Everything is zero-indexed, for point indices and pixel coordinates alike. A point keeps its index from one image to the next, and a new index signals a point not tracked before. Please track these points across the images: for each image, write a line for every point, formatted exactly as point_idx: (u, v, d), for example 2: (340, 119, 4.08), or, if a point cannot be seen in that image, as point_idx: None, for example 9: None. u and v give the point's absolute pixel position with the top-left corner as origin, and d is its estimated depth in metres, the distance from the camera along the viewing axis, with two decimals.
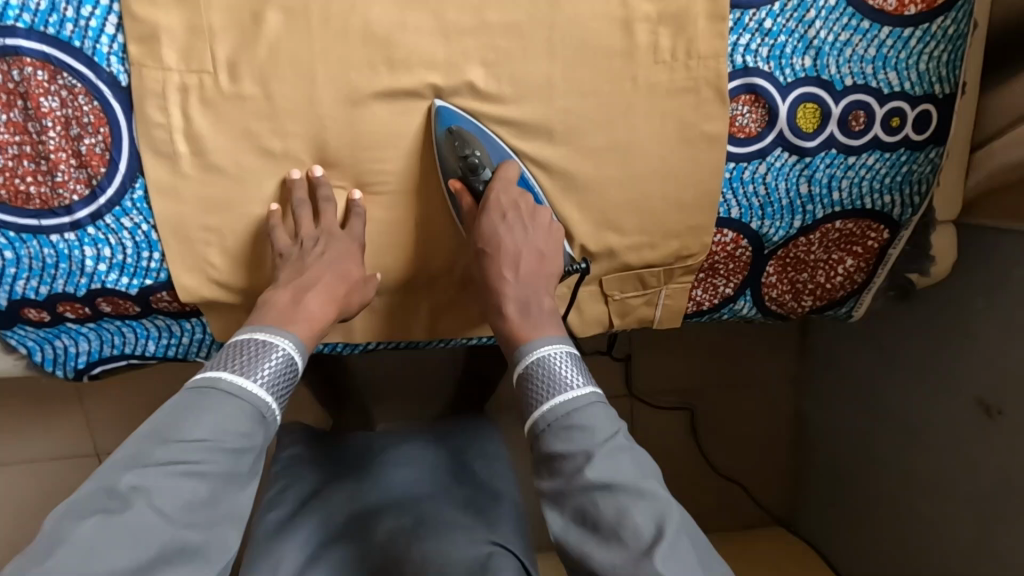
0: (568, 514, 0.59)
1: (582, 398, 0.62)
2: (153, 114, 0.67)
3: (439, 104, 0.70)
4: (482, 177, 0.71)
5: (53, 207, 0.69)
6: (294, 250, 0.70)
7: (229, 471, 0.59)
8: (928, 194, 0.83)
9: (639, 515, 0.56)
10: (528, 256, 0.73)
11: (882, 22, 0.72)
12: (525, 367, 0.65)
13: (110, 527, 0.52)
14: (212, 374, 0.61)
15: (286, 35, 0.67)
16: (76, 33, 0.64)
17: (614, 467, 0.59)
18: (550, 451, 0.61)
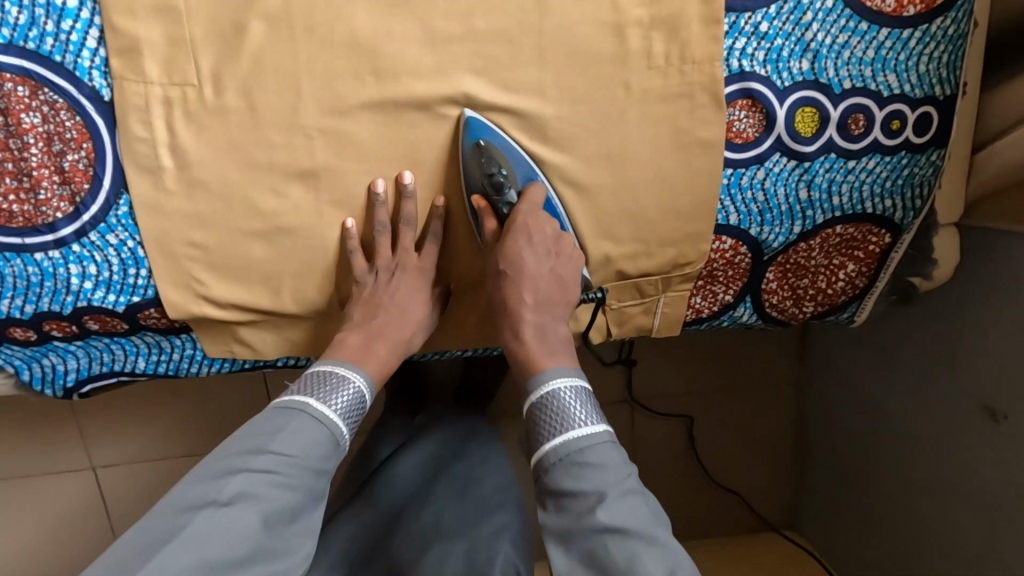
0: (574, 554, 0.61)
1: (595, 435, 0.64)
2: (136, 129, 0.65)
3: (469, 113, 0.69)
4: (508, 199, 0.72)
5: (37, 225, 0.67)
6: (368, 280, 0.75)
7: (310, 488, 0.66)
8: (929, 198, 0.81)
9: (652, 564, 0.58)
10: (550, 280, 0.74)
11: (880, 24, 0.71)
12: (540, 397, 0.67)
13: (217, 522, 0.60)
14: (301, 400, 0.69)
15: (271, 46, 0.65)
16: (57, 47, 0.62)
17: (626, 511, 0.61)
18: (560, 488, 0.63)
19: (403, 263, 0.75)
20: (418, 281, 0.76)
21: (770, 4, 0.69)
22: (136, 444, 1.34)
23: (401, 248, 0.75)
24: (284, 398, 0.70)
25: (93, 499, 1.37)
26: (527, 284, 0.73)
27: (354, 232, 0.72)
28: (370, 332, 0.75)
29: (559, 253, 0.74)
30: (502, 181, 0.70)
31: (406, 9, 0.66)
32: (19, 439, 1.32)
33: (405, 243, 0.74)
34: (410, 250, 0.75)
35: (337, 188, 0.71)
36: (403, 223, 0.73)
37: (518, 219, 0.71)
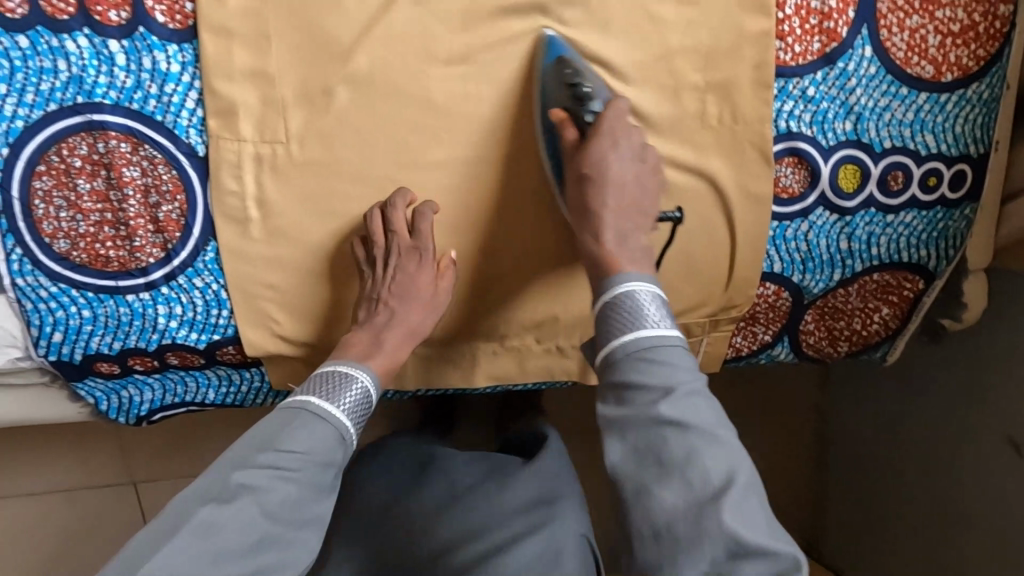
0: (630, 444, 0.62)
1: (670, 338, 0.64)
2: (227, 182, 0.70)
3: (550, 33, 0.70)
4: (591, 109, 0.70)
5: (130, 269, 0.72)
6: (370, 271, 0.76)
7: (315, 478, 0.67)
8: (962, 248, 0.85)
9: (711, 460, 0.59)
10: (633, 187, 0.71)
11: (920, 89, 0.75)
12: (616, 296, 0.66)
13: (223, 514, 0.62)
14: (302, 399, 0.71)
15: (354, 107, 0.70)
16: (159, 108, 0.67)
17: (689, 408, 0.61)
18: (625, 379, 0.63)
19: (399, 250, 0.74)
20: (416, 266, 0.75)
21: (818, 70, 0.73)
22: (177, 460, 1.40)
23: (392, 232, 0.73)
24: (286, 400, 0.72)
25: (133, 512, 1.42)
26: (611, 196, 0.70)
27: (359, 241, 0.75)
28: (376, 329, 0.76)
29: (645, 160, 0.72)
30: (586, 88, 0.69)
31: (481, 75, 0.71)
32: (67, 455, 1.38)
33: (394, 225, 0.72)
34: (400, 232, 0.73)
35: None
36: (389, 210, 0.72)
37: (606, 123, 0.69)
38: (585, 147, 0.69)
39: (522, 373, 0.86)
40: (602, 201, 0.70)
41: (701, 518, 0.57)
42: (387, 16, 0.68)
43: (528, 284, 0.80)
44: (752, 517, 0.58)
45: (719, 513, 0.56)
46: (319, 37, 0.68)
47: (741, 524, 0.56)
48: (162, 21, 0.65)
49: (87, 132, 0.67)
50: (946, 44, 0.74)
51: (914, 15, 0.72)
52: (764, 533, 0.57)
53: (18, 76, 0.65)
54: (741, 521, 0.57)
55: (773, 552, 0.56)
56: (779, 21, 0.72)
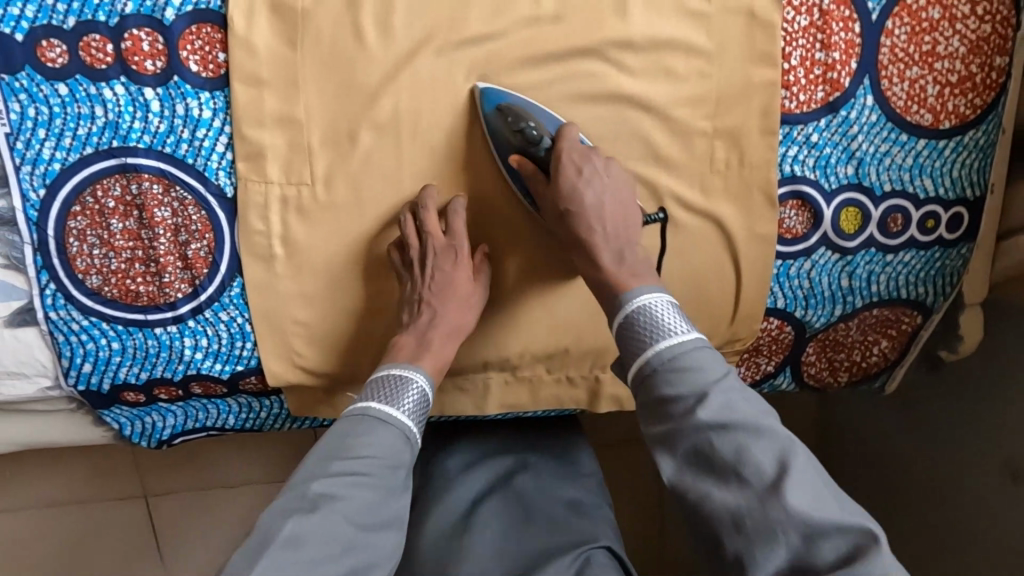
0: (681, 456, 0.63)
1: (686, 342, 0.65)
2: (254, 222, 0.73)
3: (483, 85, 0.72)
4: (544, 145, 0.71)
5: (159, 303, 0.74)
6: (408, 278, 0.77)
7: (389, 482, 0.69)
8: (958, 285, 0.89)
9: (760, 452, 0.59)
10: (613, 204, 0.72)
11: (919, 135, 0.78)
12: (629, 313, 0.68)
13: (309, 525, 0.63)
14: (362, 405, 0.72)
15: (378, 151, 0.73)
16: (190, 152, 0.70)
17: (726, 404, 0.62)
18: (659, 394, 0.65)
19: (435, 249, 0.74)
20: (454, 263, 0.75)
21: (821, 118, 0.77)
22: (188, 474, 1.43)
23: (426, 233, 0.74)
24: (348, 409, 0.73)
25: (144, 524, 1.45)
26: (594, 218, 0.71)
27: (395, 245, 0.76)
28: (420, 331, 0.76)
29: (612, 178, 0.72)
30: (530, 128, 0.70)
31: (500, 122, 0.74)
32: (80, 469, 1.40)
33: (428, 227, 0.73)
34: (435, 233, 0.73)
35: None
36: (423, 211, 0.73)
37: (562, 156, 0.70)
38: (552, 182, 0.71)
39: (533, 401, 0.89)
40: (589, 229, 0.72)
41: (767, 512, 0.57)
42: (411, 66, 0.71)
43: (541, 318, 0.83)
44: (814, 495, 0.58)
45: (782, 501, 0.57)
46: (346, 85, 0.71)
47: (806, 508, 0.57)
48: (195, 70, 0.68)
49: (121, 175, 0.70)
50: (944, 94, 0.77)
51: (914, 67, 0.75)
52: (831, 509, 0.57)
53: (57, 121, 0.68)
54: (804, 503, 0.57)
55: (844, 525, 0.56)
56: (785, 71, 0.75)
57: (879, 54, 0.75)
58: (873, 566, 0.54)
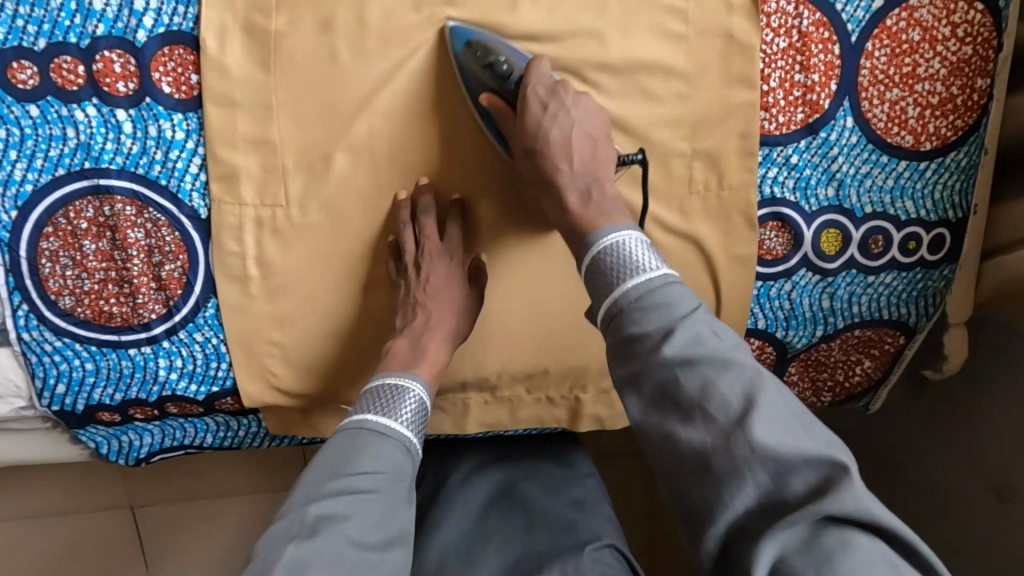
0: (647, 396, 0.60)
1: (655, 280, 0.62)
2: (229, 243, 0.73)
3: (453, 23, 0.70)
4: (514, 81, 0.69)
5: (133, 324, 0.74)
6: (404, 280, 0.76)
7: (394, 496, 0.66)
8: (941, 305, 0.88)
9: (727, 386, 0.56)
10: (581, 142, 0.70)
11: (899, 156, 0.78)
12: (598, 253, 0.65)
13: (309, 549, 0.60)
14: (360, 418, 0.70)
15: (353, 173, 0.73)
16: (163, 173, 0.69)
17: (694, 340, 0.59)
18: (626, 333, 0.62)
19: (430, 252, 0.74)
20: (449, 268, 0.76)
21: (801, 139, 0.76)
22: (175, 485, 1.42)
23: (423, 236, 0.74)
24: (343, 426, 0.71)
25: (131, 535, 1.44)
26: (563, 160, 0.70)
27: (390, 247, 0.76)
28: (415, 332, 0.74)
29: (582, 114, 0.70)
30: (501, 63, 0.68)
31: (478, 143, 0.74)
32: (66, 480, 1.39)
33: (427, 230, 0.73)
34: (433, 235, 0.74)
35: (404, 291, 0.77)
36: (423, 213, 0.73)
37: (528, 92, 0.68)
38: (520, 118, 0.70)
39: (514, 420, 0.89)
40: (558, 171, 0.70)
41: (732, 447, 0.54)
42: (387, 88, 0.71)
43: (521, 339, 0.83)
44: (782, 427, 0.55)
45: (749, 435, 0.54)
46: (321, 106, 0.70)
47: (773, 440, 0.54)
48: (168, 91, 0.67)
49: (94, 197, 0.69)
50: (925, 115, 0.76)
51: (894, 89, 0.75)
52: (800, 440, 0.54)
53: (28, 142, 0.67)
54: (770, 436, 0.54)
55: (813, 457, 0.53)
56: (764, 92, 0.75)
57: (859, 75, 0.74)
58: (842, 499, 0.51)
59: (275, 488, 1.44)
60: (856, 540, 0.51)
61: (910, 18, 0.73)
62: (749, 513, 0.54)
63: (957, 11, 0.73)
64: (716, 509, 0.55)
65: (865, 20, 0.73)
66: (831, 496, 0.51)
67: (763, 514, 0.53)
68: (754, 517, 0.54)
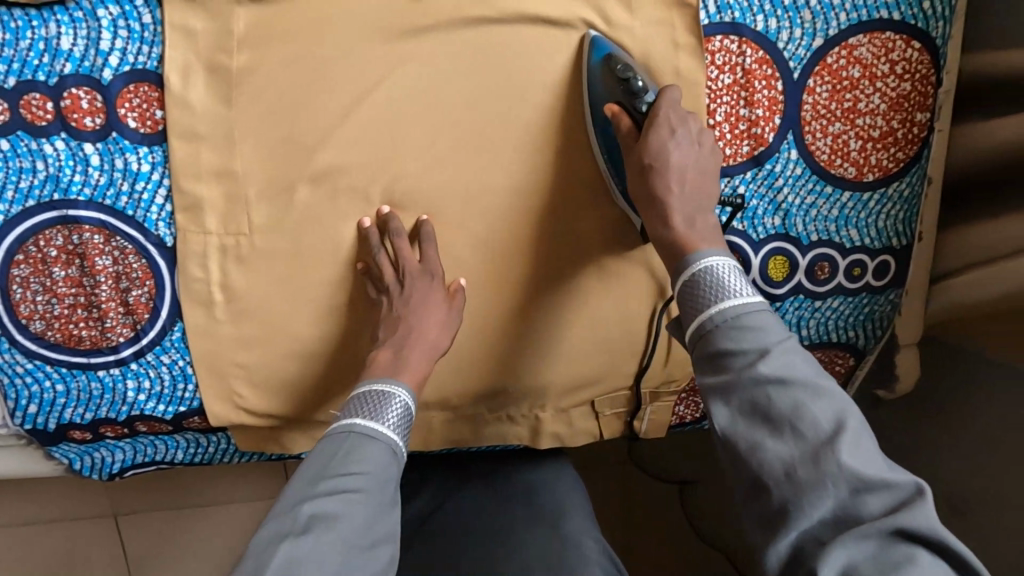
0: (734, 407, 0.60)
1: (754, 304, 0.62)
2: (193, 270, 0.75)
3: (594, 34, 0.74)
4: (645, 100, 0.71)
5: (102, 347, 0.77)
6: (385, 301, 0.77)
7: (381, 499, 0.65)
8: (889, 328, 0.91)
9: (820, 410, 0.57)
10: (695, 170, 0.70)
11: (843, 187, 0.81)
12: (693, 272, 0.64)
13: (301, 549, 0.60)
14: (347, 421, 0.68)
15: (314, 202, 0.75)
16: (130, 204, 0.72)
17: (790, 365, 0.59)
18: (719, 349, 0.61)
19: (408, 272, 0.76)
20: (428, 286, 0.76)
21: (747, 171, 0.79)
22: (157, 495, 1.45)
23: (399, 257, 0.76)
24: (332, 427, 0.69)
25: (114, 543, 1.47)
26: (677, 174, 0.69)
27: (365, 272, 0.78)
28: (397, 344, 0.75)
29: (703, 144, 0.71)
30: (637, 80, 0.71)
31: (434, 174, 0.77)
32: (49, 489, 1.42)
33: (403, 252, 0.76)
34: (410, 257, 0.76)
35: (364, 315, 0.80)
36: (393, 237, 0.76)
37: (658, 113, 0.69)
38: (643, 136, 0.70)
39: (476, 437, 0.91)
40: (666, 182, 0.68)
41: (820, 465, 0.55)
42: (347, 121, 0.74)
43: (481, 361, 0.85)
44: (869, 455, 0.56)
45: (837, 455, 0.54)
46: (281, 139, 0.73)
47: (861, 464, 0.54)
48: (134, 126, 0.70)
49: (63, 226, 0.72)
50: (867, 148, 0.79)
51: (836, 123, 0.78)
52: (881, 467, 0.55)
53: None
54: (858, 460, 0.54)
55: (896, 483, 0.54)
56: (711, 126, 0.77)
57: (801, 110, 0.77)
58: (921, 523, 0.52)
59: (256, 498, 1.47)
60: (924, 557, 0.52)
61: (850, 56, 0.76)
62: (825, 528, 0.54)
63: (895, 49, 0.76)
64: (795, 522, 0.55)
65: (806, 58, 0.76)
66: (910, 516, 0.52)
67: (840, 531, 0.54)
68: (829, 531, 0.54)
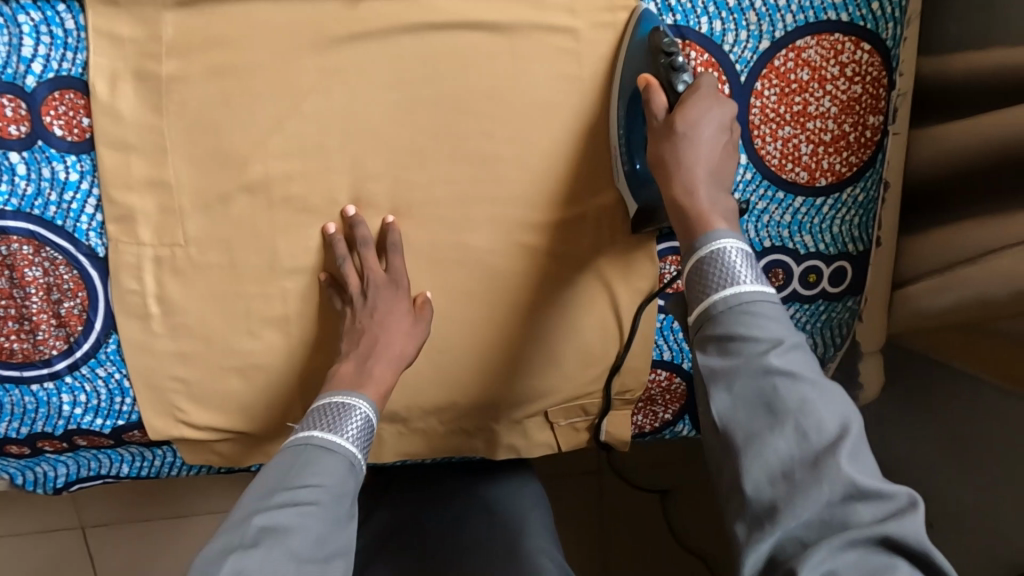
0: (736, 396, 0.54)
1: (769, 295, 0.56)
2: (127, 281, 0.74)
3: (648, 9, 0.72)
4: (683, 78, 0.65)
5: (34, 360, 0.75)
6: (349, 312, 0.75)
7: (337, 514, 0.62)
8: (849, 335, 0.89)
9: (826, 410, 0.52)
10: (724, 158, 0.64)
11: (796, 192, 0.79)
12: (708, 251, 0.58)
13: (247, 563, 0.56)
14: (305, 434, 0.66)
15: (251, 211, 0.73)
16: (59, 214, 0.71)
17: (799, 361, 0.54)
18: (729, 332, 0.55)
19: (374, 283, 0.74)
20: (393, 295, 0.75)
21: None
22: (125, 507, 1.43)
23: (365, 266, 0.75)
24: (290, 441, 0.67)
25: (82, 556, 1.45)
26: (704, 153, 0.62)
27: (328, 281, 0.76)
28: (361, 356, 0.73)
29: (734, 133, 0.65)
30: (679, 57, 0.66)
31: (375, 182, 0.75)
32: (15, 500, 1.40)
33: (368, 261, 0.75)
34: (377, 266, 0.75)
35: (309, 328, 0.78)
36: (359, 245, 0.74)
37: (698, 88, 0.64)
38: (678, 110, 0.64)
39: (430, 449, 0.89)
40: (694, 158, 0.62)
41: (820, 467, 0.50)
42: (282, 130, 0.72)
43: (428, 372, 0.84)
44: (869, 466, 0.51)
45: (839, 461, 0.49)
46: (215, 149, 0.71)
47: (861, 472, 0.50)
48: (60, 134, 0.69)
49: None
50: (818, 152, 0.78)
51: (786, 126, 0.76)
52: (879, 480, 0.51)
53: None
54: (858, 466, 0.50)
55: (895, 498, 0.49)
56: None
57: (750, 114, 0.75)
58: (911, 535, 0.48)
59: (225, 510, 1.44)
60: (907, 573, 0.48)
61: (798, 58, 0.74)
62: (810, 531, 0.49)
63: (845, 51, 0.75)
64: (785, 524, 0.49)
65: (753, 60, 0.74)
66: (902, 529, 0.48)
67: (824, 534, 0.49)
68: (814, 536, 0.49)
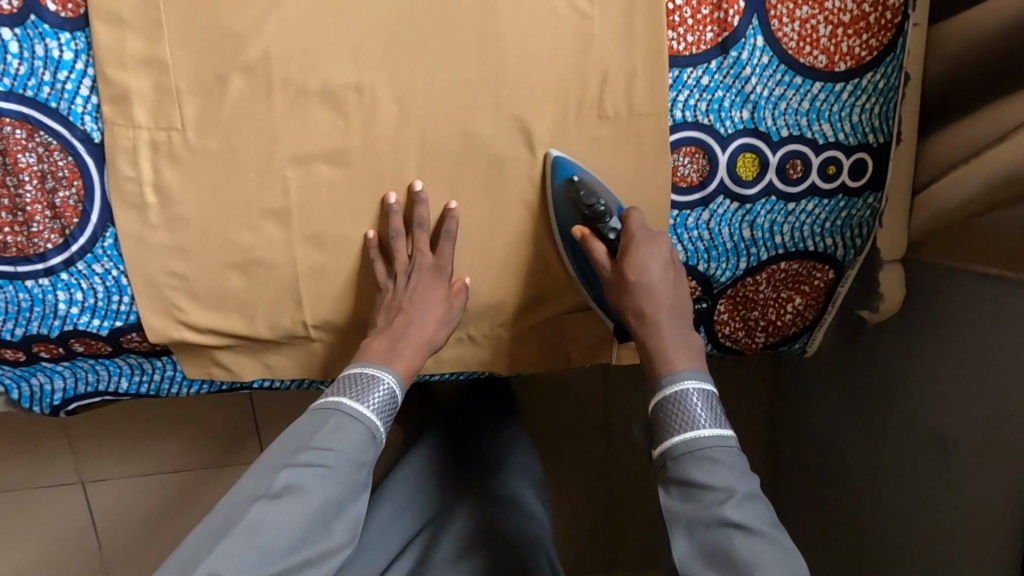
0: (695, 545, 0.64)
1: (722, 437, 0.67)
2: (123, 168, 0.71)
3: (556, 154, 0.75)
4: (610, 226, 0.77)
5: (29, 255, 0.73)
6: (391, 286, 0.78)
7: (351, 478, 0.70)
8: (870, 237, 0.86)
9: (772, 564, 0.61)
10: (674, 290, 0.75)
11: (814, 77, 0.76)
12: (670, 394, 0.70)
13: (271, 511, 0.65)
14: (334, 399, 0.73)
15: (248, 94, 0.71)
16: (53, 95, 0.68)
17: (750, 513, 0.64)
18: (688, 478, 0.66)
19: (419, 265, 0.77)
20: (434, 279, 0.77)
21: (713, 59, 0.75)
22: (125, 461, 1.39)
23: (416, 247, 0.77)
24: (318, 402, 0.74)
25: (82, 511, 1.41)
26: (661, 293, 0.74)
27: (376, 242, 0.76)
28: (394, 335, 0.76)
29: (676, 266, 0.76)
30: (600, 206, 0.76)
31: (376, 64, 0.72)
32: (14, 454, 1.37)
33: (421, 243, 0.77)
34: (426, 251, 0.77)
35: (309, 223, 0.75)
36: (416, 225, 0.76)
37: (630, 238, 0.75)
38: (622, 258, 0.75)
39: (436, 362, 0.87)
40: (655, 297, 0.74)
41: None
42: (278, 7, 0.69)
43: None
44: None
45: None
46: (211, 26, 0.69)
47: None
48: (53, 9, 0.66)
49: None
50: (837, 34, 0.75)
51: (804, 6, 0.74)
52: None
53: None
54: None
55: None
56: (670, 11, 0.74)
57: None
58: None
59: (224, 463, 1.41)
60: None
61: None
62: None
63: None
64: None
65: None
66: None
67: None
68: None
